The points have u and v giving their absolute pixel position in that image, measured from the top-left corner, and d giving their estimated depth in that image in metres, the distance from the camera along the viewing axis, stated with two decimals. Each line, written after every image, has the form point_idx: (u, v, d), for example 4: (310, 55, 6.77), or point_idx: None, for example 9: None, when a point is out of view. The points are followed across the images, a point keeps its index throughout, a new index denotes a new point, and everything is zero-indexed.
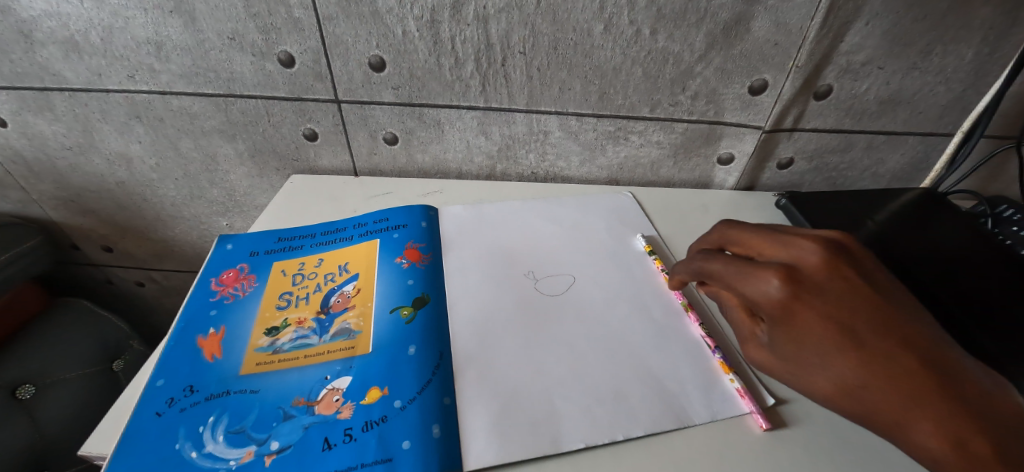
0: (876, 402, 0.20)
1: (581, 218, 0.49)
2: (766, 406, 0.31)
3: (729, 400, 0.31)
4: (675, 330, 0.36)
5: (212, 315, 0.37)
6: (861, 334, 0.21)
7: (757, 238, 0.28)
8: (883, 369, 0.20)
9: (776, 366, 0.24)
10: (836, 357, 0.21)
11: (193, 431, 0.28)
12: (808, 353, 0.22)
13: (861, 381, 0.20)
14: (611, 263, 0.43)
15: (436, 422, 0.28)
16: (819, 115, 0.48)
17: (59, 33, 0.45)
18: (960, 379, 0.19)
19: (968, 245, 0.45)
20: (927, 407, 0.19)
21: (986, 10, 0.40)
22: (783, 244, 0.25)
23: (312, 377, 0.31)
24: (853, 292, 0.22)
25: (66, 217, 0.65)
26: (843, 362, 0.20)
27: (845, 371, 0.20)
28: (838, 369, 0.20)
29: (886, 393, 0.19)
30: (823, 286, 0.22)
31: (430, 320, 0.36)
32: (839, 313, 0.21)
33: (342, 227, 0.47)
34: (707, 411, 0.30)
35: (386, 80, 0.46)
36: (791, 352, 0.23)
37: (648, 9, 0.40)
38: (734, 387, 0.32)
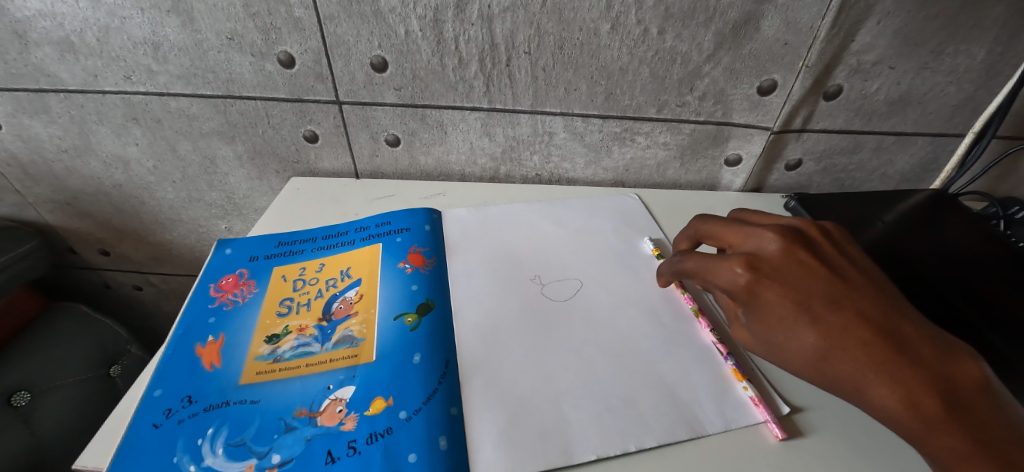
0: (836, 365, 0.25)
1: (587, 221, 0.48)
2: (780, 415, 0.30)
3: (742, 408, 0.30)
4: (685, 335, 0.36)
5: (211, 323, 0.36)
6: (815, 307, 0.26)
7: (726, 233, 0.34)
8: (834, 335, 0.25)
9: (757, 345, 0.29)
10: (795, 327, 0.26)
11: (192, 444, 0.27)
12: (777, 327, 0.27)
13: (819, 346, 0.25)
14: (618, 266, 0.42)
15: (443, 433, 0.27)
16: (828, 116, 0.47)
17: (54, 33, 0.44)
18: (904, 345, 0.24)
19: (981, 247, 0.44)
20: (877, 367, 0.24)
21: (999, 8, 0.39)
22: (747, 236, 0.32)
23: (314, 386, 0.30)
24: (804, 273, 0.28)
25: (63, 220, 0.64)
26: (805, 332, 0.26)
27: (806, 339, 0.26)
28: (800, 337, 0.26)
29: (842, 356, 0.24)
30: (780, 270, 0.28)
31: (435, 327, 0.35)
32: (794, 292, 0.27)
33: (344, 231, 0.46)
34: (720, 420, 0.29)
35: (388, 81, 0.45)
36: (763, 329, 0.28)
37: (656, 8, 0.39)
38: (748, 395, 0.31)
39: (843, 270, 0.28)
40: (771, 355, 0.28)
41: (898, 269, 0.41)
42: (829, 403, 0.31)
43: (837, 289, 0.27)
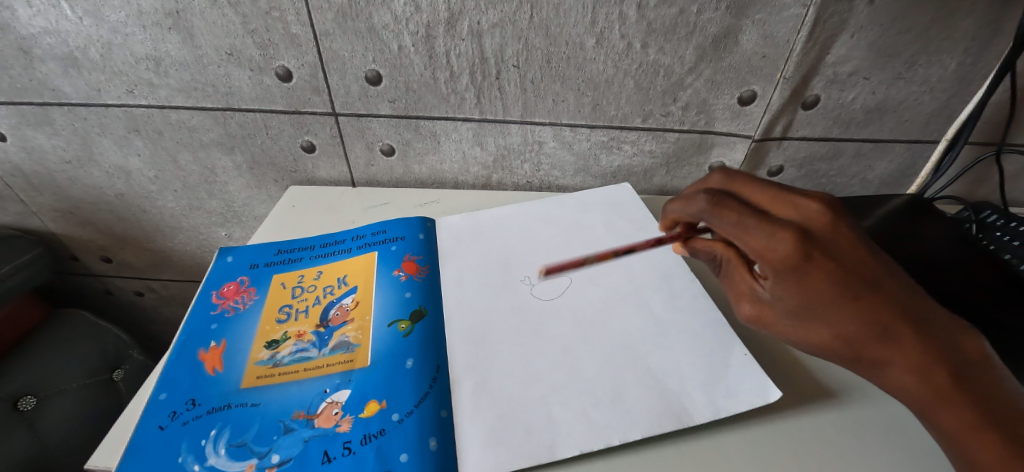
0: (869, 342, 0.21)
1: (578, 217, 0.50)
2: (773, 401, 0.31)
3: (732, 396, 0.31)
4: (676, 328, 0.37)
5: (213, 329, 0.37)
6: (855, 286, 0.21)
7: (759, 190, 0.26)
8: (870, 316, 0.21)
9: (777, 320, 0.25)
10: (829, 306, 0.22)
11: (196, 445, 0.28)
12: (804, 302, 0.22)
13: (854, 326, 0.21)
14: (610, 263, 0.44)
15: (433, 435, 0.29)
16: (807, 124, 0.49)
17: (58, 49, 0.45)
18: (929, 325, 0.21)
19: (955, 249, 0.46)
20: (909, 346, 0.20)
21: (968, 22, 0.41)
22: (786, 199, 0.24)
23: (312, 390, 0.32)
24: (848, 245, 0.22)
25: (65, 229, 0.66)
26: (840, 310, 0.22)
27: (841, 315, 0.21)
28: (833, 314, 0.22)
29: (882, 339, 0.21)
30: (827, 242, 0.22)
31: (428, 333, 0.37)
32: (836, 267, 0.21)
33: (341, 239, 0.47)
34: (709, 409, 0.30)
35: (383, 93, 0.47)
36: (792, 305, 0.23)
37: (638, 23, 0.41)
38: (736, 382, 0.32)
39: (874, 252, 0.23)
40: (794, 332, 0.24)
41: None
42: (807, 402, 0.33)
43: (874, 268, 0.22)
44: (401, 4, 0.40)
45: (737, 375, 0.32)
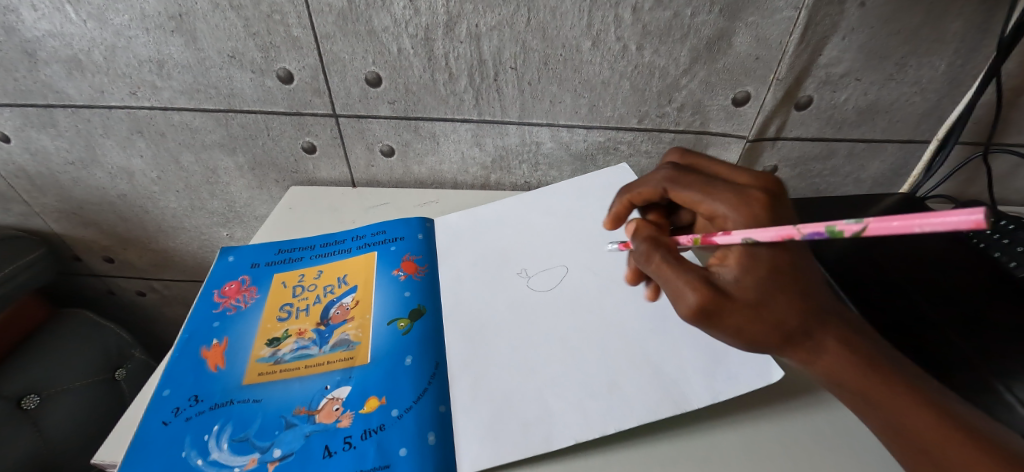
0: (819, 334, 0.21)
1: (574, 206, 0.50)
2: (775, 382, 0.31)
3: (733, 378, 0.31)
4: (675, 313, 0.37)
5: (215, 327, 0.38)
6: (806, 274, 0.22)
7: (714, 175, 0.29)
8: (817, 306, 0.21)
9: (724, 307, 0.22)
10: (786, 287, 0.22)
11: (200, 439, 0.29)
12: (766, 283, 0.22)
13: (804, 313, 0.21)
14: (608, 251, 0.44)
15: (432, 430, 0.29)
16: (801, 125, 0.50)
17: (62, 52, 0.46)
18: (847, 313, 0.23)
19: (947, 247, 0.46)
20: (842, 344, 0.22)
21: (957, 24, 0.41)
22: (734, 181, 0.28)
23: (313, 386, 0.33)
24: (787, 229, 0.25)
25: (68, 229, 0.66)
26: (793, 293, 0.21)
27: (797, 302, 0.21)
28: (792, 298, 0.21)
29: (823, 331, 0.21)
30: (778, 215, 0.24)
31: (427, 331, 0.37)
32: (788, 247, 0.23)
33: (341, 239, 0.48)
34: (708, 392, 0.30)
35: (382, 95, 0.48)
36: (750, 288, 0.22)
37: (634, 26, 0.42)
38: (736, 363, 0.32)
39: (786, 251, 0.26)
40: (744, 321, 0.22)
41: (865, 270, 0.44)
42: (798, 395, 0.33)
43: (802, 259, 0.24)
44: (400, 7, 0.41)
45: (738, 358, 0.32)
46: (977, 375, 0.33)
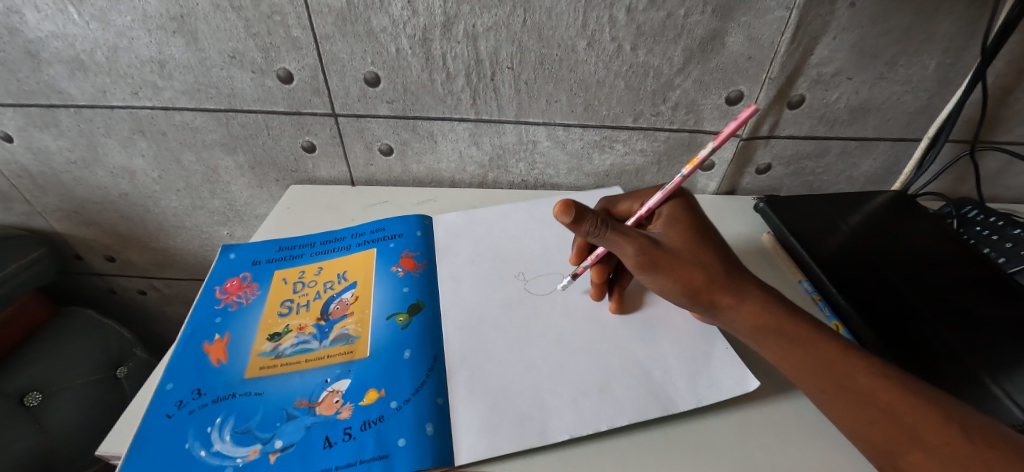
0: (729, 280, 0.34)
1: None
2: (751, 390, 0.32)
3: (713, 386, 0.33)
4: (661, 322, 0.39)
5: (217, 322, 0.39)
6: (712, 238, 0.37)
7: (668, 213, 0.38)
8: (724, 259, 0.35)
9: (662, 256, 0.34)
10: (700, 244, 0.36)
11: (203, 431, 0.30)
12: (687, 240, 0.36)
13: (715, 262, 0.35)
14: None
15: (430, 421, 0.30)
16: (793, 123, 0.50)
17: (65, 53, 0.46)
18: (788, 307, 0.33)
19: (938, 244, 0.47)
20: (755, 297, 0.33)
21: (946, 24, 0.42)
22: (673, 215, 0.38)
23: (314, 379, 0.33)
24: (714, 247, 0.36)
25: (70, 228, 0.67)
26: (704, 247, 0.36)
27: (708, 254, 0.35)
28: (705, 250, 0.35)
29: (736, 282, 0.34)
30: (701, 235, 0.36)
31: (426, 325, 0.38)
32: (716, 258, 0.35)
33: (341, 236, 0.49)
34: (692, 398, 0.32)
35: (381, 94, 0.48)
36: (678, 243, 0.36)
37: (628, 26, 0.42)
38: (716, 372, 0.34)
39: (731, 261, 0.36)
40: (675, 264, 0.34)
41: (857, 268, 0.45)
42: (789, 390, 0.34)
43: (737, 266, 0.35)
44: (398, 8, 0.41)
45: (718, 367, 0.34)
46: (966, 370, 0.34)
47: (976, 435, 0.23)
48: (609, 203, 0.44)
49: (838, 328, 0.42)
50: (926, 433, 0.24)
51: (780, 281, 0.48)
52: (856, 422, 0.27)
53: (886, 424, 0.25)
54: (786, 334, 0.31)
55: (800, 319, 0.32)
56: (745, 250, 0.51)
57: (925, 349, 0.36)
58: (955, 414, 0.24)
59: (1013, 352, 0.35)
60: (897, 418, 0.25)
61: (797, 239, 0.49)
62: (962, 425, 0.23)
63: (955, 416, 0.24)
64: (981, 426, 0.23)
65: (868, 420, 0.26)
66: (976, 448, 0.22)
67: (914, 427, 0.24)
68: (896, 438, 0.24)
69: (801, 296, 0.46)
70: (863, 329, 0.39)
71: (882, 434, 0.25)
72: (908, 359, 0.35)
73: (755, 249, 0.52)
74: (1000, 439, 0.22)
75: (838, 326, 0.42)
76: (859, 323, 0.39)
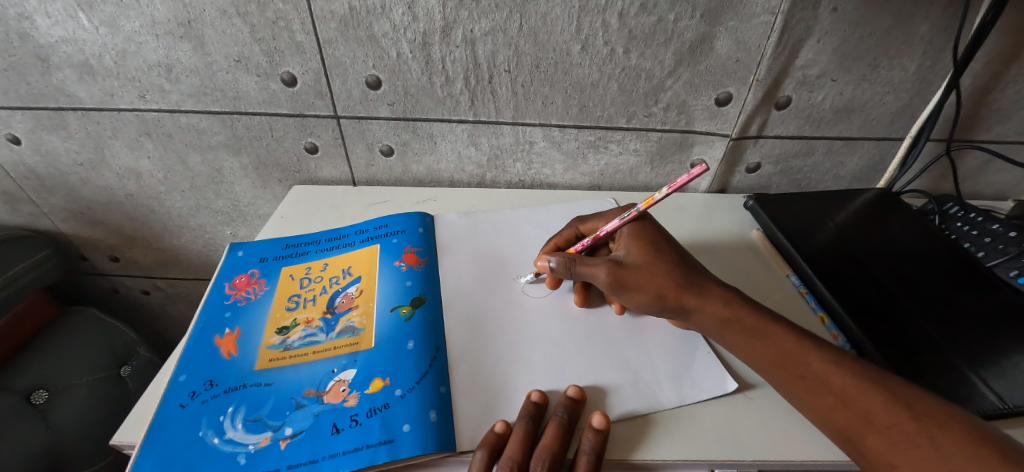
0: (692, 284, 0.36)
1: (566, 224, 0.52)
2: (730, 391, 0.35)
3: (696, 386, 0.35)
4: (650, 324, 0.40)
5: (227, 317, 0.40)
6: (670, 245, 0.39)
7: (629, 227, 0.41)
8: (684, 264, 0.37)
9: (629, 274, 0.37)
10: (660, 254, 0.38)
11: (215, 420, 0.31)
12: (651, 254, 0.38)
13: (678, 270, 0.37)
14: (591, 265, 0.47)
15: (433, 408, 0.31)
16: (781, 123, 0.52)
17: (75, 57, 0.48)
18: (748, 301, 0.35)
19: (920, 239, 0.49)
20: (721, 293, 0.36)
21: (925, 27, 0.44)
22: (634, 230, 0.40)
23: (321, 369, 0.35)
24: (676, 255, 0.38)
25: (75, 229, 0.68)
26: (667, 258, 0.38)
27: (670, 263, 0.37)
28: (666, 260, 0.37)
29: (699, 286, 0.36)
30: (662, 246, 0.39)
31: (428, 318, 0.39)
32: (682, 266, 0.37)
33: (345, 234, 0.50)
34: (676, 397, 0.34)
35: (382, 97, 0.50)
36: (641, 258, 0.38)
37: (620, 31, 0.44)
38: (699, 372, 0.36)
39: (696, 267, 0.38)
40: (642, 278, 0.36)
41: (841, 264, 0.46)
42: None
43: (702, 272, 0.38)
44: (399, 14, 0.43)
45: (701, 369, 0.36)
46: (943, 359, 0.36)
47: (922, 415, 0.25)
48: (578, 221, 0.46)
49: (824, 319, 0.43)
50: (878, 416, 0.26)
51: (769, 276, 0.49)
52: (818, 408, 0.29)
53: (843, 410, 0.28)
54: (746, 327, 0.33)
55: (759, 314, 0.34)
56: (736, 246, 0.53)
57: (905, 339, 0.38)
58: (902, 394, 0.27)
59: (989, 342, 0.37)
60: (852, 403, 0.27)
61: (785, 236, 0.50)
62: (909, 407, 0.26)
63: (902, 397, 0.26)
64: (926, 404, 0.26)
65: (825, 407, 0.29)
66: (923, 430, 0.25)
67: (867, 412, 0.27)
68: (852, 423, 0.27)
69: (789, 290, 0.48)
70: (846, 319, 0.41)
71: (842, 418, 0.28)
72: (888, 350, 0.37)
73: (746, 244, 0.53)
74: (943, 415, 0.25)
75: (824, 317, 0.44)
76: (841, 313, 0.41)
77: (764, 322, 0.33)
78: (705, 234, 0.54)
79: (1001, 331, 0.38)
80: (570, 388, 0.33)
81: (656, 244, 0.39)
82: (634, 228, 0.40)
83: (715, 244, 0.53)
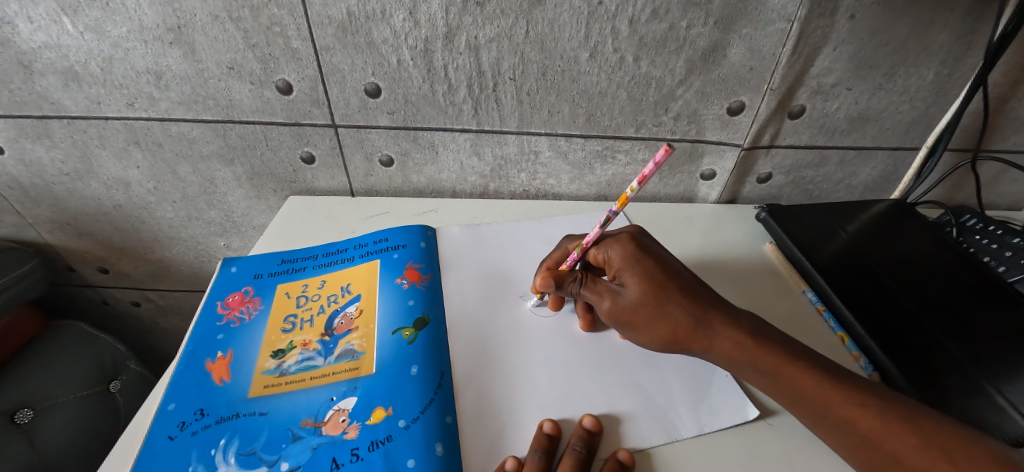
0: (698, 327, 0.33)
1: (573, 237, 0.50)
2: (751, 419, 0.33)
3: (715, 413, 0.33)
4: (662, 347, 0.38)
5: (219, 339, 0.38)
6: (673, 281, 0.35)
7: (626, 254, 0.37)
8: (689, 303, 0.34)
9: (627, 311, 0.35)
10: (662, 292, 0.34)
11: (206, 454, 0.29)
12: (652, 293, 0.34)
13: (683, 312, 0.33)
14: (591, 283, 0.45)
15: (439, 440, 0.30)
16: (794, 133, 0.51)
17: (59, 64, 0.45)
18: (765, 336, 0.32)
19: (938, 251, 0.48)
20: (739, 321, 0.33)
21: (944, 35, 0.42)
22: (632, 259, 0.36)
23: (319, 397, 0.33)
24: (682, 291, 0.34)
25: (62, 240, 0.66)
26: (672, 298, 0.34)
27: (673, 298, 0.34)
28: (668, 295, 0.34)
29: (705, 332, 0.33)
30: (663, 283, 0.35)
31: (432, 340, 0.37)
32: (688, 303, 0.34)
33: (343, 248, 0.48)
34: (695, 425, 0.32)
35: (382, 105, 0.48)
36: (640, 297, 0.35)
37: (630, 38, 0.42)
38: (717, 398, 0.34)
39: (707, 302, 0.34)
40: (641, 319, 0.35)
41: (856, 279, 0.45)
42: None
43: (714, 310, 0.34)
44: (400, 19, 0.41)
45: (719, 394, 0.35)
46: (967, 377, 0.35)
47: (957, 457, 0.24)
48: (567, 242, 0.44)
49: (843, 339, 0.42)
50: (908, 460, 0.25)
51: (783, 291, 0.48)
52: (845, 446, 0.28)
53: (869, 449, 0.26)
54: (761, 369, 0.31)
55: (774, 348, 0.31)
56: (747, 259, 0.52)
57: (926, 358, 0.36)
58: (932, 434, 0.25)
59: (1019, 360, 0.36)
60: (879, 445, 0.26)
61: (800, 249, 0.48)
62: (943, 450, 0.24)
63: (933, 438, 0.25)
64: (959, 444, 0.24)
65: (852, 445, 0.27)
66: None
67: (897, 456, 0.25)
68: (883, 464, 0.26)
69: (805, 306, 0.46)
70: (867, 339, 0.39)
71: (868, 456, 0.27)
72: (909, 368, 0.36)
73: (758, 258, 0.52)
74: (977, 454, 0.23)
75: (844, 337, 0.42)
76: (862, 333, 0.40)
77: (782, 358, 0.31)
78: (715, 246, 0.53)
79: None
80: (585, 418, 0.31)
81: (656, 279, 0.35)
82: (632, 258, 0.36)
83: (726, 258, 0.51)
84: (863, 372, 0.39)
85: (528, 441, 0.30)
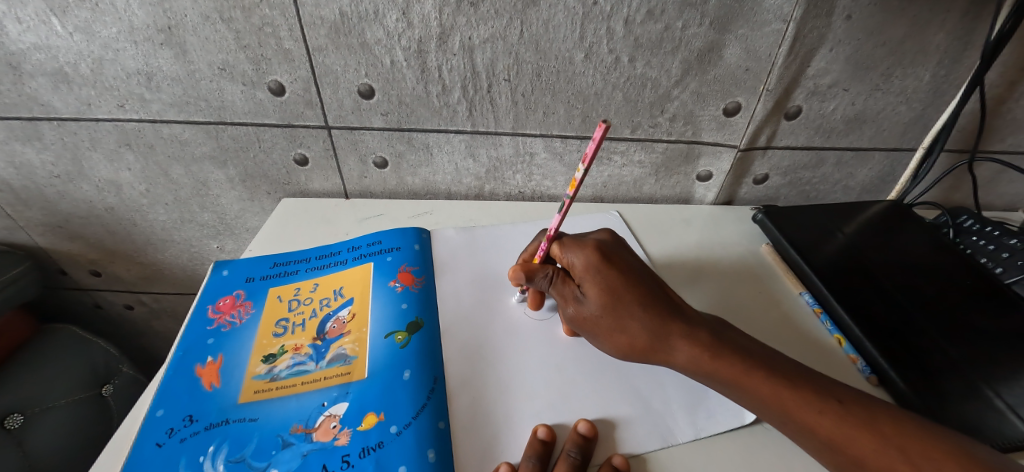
0: (657, 341, 0.33)
1: None
2: (748, 423, 0.32)
3: (711, 417, 0.33)
4: None
5: (209, 344, 0.38)
6: (635, 293, 0.34)
7: (590, 262, 0.36)
8: (649, 316, 0.33)
9: (589, 321, 0.35)
10: (622, 305, 0.34)
11: (194, 461, 0.28)
12: (612, 304, 0.34)
13: (642, 325, 0.33)
14: None
15: (431, 446, 0.29)
16: (790, 134, 0.50)
17: (48, 65, 0.45)
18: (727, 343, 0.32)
19: (935, 252, 0.47)
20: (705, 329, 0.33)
21: (941, 36, 0.42)
22: (594, 268, 0.35)
23: (311, 403, 0.32)
24: (643, 303, 0.34)
25: (53, 243, 0.65)
26: (632, 311, 0.34)
27: (631, 310, 0.34)
28: (629, 308, 0.34)
29: (663, 345, 0.33)
30: (624, 294, 0.34)
31: (425, 345, 0.37)
32: (648, 315, 0.33)
33: (336, 251, 0.48)
34: (691, 429, 0.32)
35: (376, 106, 0.47)
36: (600, 307, 0.34)
37: (625, 39, 0.42)
38: (714, 402, 0.34)
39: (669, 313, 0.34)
40: (600, 329, 0.34)
41: (855, 280, 0.44)
42: None
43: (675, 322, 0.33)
44: (393, 20, 0.40)
45: (716, 398, 0.34)
46: (964, 381, 0.34)
47: (915, 457, 0.24)
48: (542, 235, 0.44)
49: (841, 341, 0.42)
50: (869, 462, 0.25)
51: (779, 293, 0.48)
52: (808, 449, 0.28)
53: (830, 453, 0.26)
54: (721, 376, 0.31)
55: (733, 357, 0.31)
56: (744, 261, 0.51)
57: (926, 362, 0.36)
58: (895, 436, 0.25)
59: (1010, 363, 0.35)
60: (841, 448, 0.26)
61: (796, 250, 0.48)
62: (902, 451, 0.24)
63: (895, 440, 0.25)
64: (918, 443, 0.24)
65: (813, 449, 0.27)
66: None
67: (858, 459, 0.25)
68: (845, 467, 0.26)
69: (802, 308, 0.46)
70: (866, 343, 0.38)
71: (831, 459, 0.26)
72: (908, 371, 0.35)
73: (755, 259, 0.52)
74: (937, 455, 0.24)
75: (842, 339, 0.42)
76: (859, 336, 0.39)
77: (744, 364, 0.31)
78: (712, 248, 0.53)
79: (1008, 346, 0.37)
80: (580, 424, 0.31)
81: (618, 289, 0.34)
82: (595, 267, 0.36)
83: (723, 260, 0.51)
84: (861, 375, 0.39)
85: (523, 447, 0.30)
